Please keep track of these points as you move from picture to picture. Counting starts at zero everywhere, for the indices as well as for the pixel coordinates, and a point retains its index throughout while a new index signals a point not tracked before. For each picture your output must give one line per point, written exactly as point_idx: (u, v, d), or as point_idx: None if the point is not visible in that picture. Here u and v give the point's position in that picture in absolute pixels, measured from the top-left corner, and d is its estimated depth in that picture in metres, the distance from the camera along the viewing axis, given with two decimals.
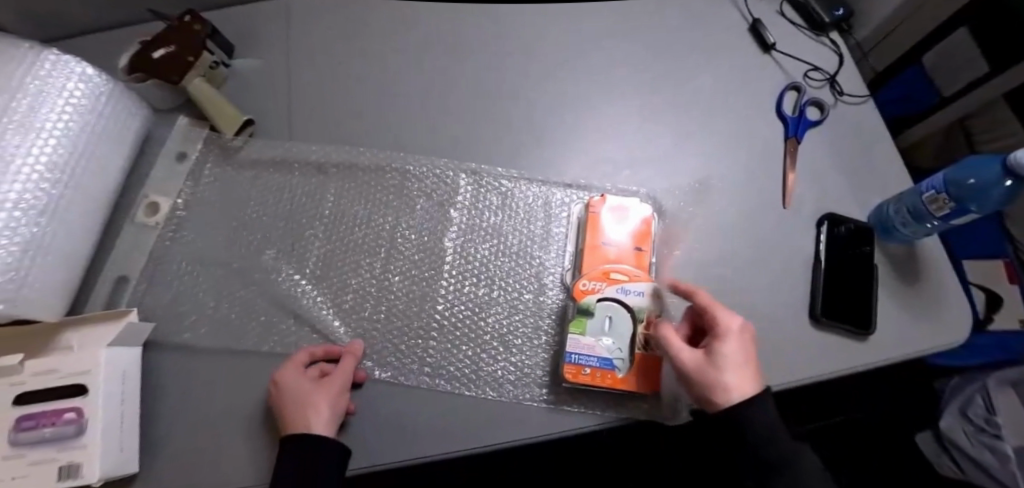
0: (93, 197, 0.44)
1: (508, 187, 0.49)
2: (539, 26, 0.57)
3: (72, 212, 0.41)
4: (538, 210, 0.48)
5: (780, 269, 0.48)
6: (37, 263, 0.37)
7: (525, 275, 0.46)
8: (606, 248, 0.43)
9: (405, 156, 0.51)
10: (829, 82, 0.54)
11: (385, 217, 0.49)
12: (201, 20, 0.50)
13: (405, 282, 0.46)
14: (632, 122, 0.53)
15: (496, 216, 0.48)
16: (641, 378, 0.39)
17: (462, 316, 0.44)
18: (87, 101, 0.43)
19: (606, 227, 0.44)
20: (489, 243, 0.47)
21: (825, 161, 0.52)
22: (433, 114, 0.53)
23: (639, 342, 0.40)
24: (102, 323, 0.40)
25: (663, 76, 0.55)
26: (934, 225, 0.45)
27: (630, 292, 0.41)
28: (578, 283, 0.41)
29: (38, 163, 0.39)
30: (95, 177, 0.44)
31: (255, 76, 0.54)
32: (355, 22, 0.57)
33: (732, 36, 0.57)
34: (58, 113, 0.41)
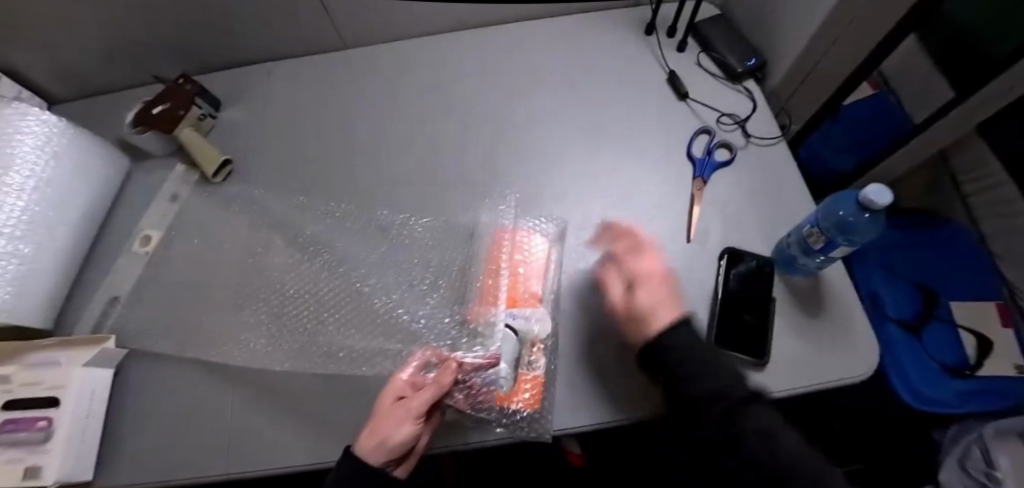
0: (72, 218, 0.53)
1: (430, 216, 0.55)
2: (481, 76, 0.64)
3: (55, 230, 0.51)
4: (455, 237, 0.54)
5: (681, 298, 0.50)
6: (19, 271, 0.47)
7: (445, 296, 0.51)
8: (504, 275, 0.50)
9: (346, 191, 0.58)
10: (739, 127, 0.58)
11: (327, 244, 0.56)
12: (192, 81, 0.61)
13: (337, 302, 0.52)
14: (552, 160, 0.58)
15: (420, 245, 0.54)
16: (525, 395, 0.43)
17: (380, 333, 0.49)
18: (49, 140, 0.50)
19: (512, 258, 0.51)
20: (412, 269, 0.53)
21: (733, 199, 0.55)
22: (374, 154, 0.60)
23: (524, 362, 0.45)
24: (85, 344, 0.48)
25: (588, 119, 0.61)
26: (824, 259, 0.47)
27: (516, 317, 0.47)
28: (473, 308, 0.49)
29: (10, 205, 0.46)
30: (71, 198, 0.52)
31: (234, 125, 0.64)
32: (322, 76, 0.66)
33: (652, 84, 0.62)
34: (27, 154, 0.48)
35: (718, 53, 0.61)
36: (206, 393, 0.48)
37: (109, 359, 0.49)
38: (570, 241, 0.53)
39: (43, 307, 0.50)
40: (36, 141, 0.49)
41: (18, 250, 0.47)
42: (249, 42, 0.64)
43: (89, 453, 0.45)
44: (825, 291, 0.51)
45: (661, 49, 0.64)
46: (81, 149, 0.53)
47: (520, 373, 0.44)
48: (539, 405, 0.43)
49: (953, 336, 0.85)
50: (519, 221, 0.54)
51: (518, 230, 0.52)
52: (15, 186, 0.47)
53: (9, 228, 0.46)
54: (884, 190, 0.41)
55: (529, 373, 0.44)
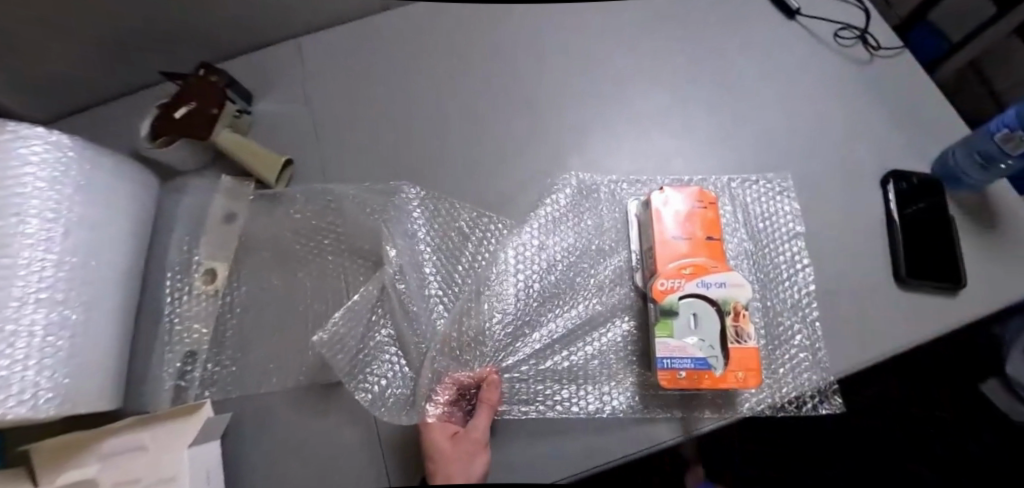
0: (109, 266, 0.41)
1: (555, 192, 0.48)
2: (558, 23, 0.55)
3: (91, 288, 0.38)
4: (589, 213, 0.47)
5: (850, 234, 0.46)
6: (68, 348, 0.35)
7: (602, 282, 0.44)
8: (676, 241, 0.41)
9: (443, 181, 0.48)
10: (861, 39, 0.53)
11: (442, 239, 0.46)
12: (217, 72, 0.49)
13: (476, 306, 0.43)
14: (666, 113, 0.51)
15: (552, 226, 0.47)
16: (740, 374, 0.37)
17: (539, 336, 0.43)
18: (56, 166, 0.37)
19: (681, 218, 0.42)
20: (551, 256, 0.46)
21: (871, 120, 0.51)
22: (461, 132, 0.50)
23: (731, 336, 0.38)
24: (176, 418, 0.38)
25: (692, 55, 0.53)
26: (1004, 168, 0.44)
27: (711, 285, 0.39)
28: (657, 283, 0.39)
29: (38, 261, 0.34)
30: (103, 239, 0.40)
31: (275, 120, 0.52)
32: (367, 47, 0.55)
33: (752, 9, 0.55)
34: (37, 192, 0.35)
35: None
36: (350, 443, 0.39)
37: (214, 433, 0.38)
38: (720, 199, 0.47)
39: (106, 385, 0.38)
40: (52, 172, 0.37)
41: (60, 319, 0.35)
42: (272, 18, 0.52)
43: None
44: (994, 204, 0.47)
45: None
46: (97, 175, 0.40)
47: (730, 348, 0.38)
48: (757, 381, 0.38)
49: None
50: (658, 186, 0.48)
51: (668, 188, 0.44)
52: (38, 235, 0.35)
53: (46, 291, 0.34)
54: None
55: (741, 346, 0.38)
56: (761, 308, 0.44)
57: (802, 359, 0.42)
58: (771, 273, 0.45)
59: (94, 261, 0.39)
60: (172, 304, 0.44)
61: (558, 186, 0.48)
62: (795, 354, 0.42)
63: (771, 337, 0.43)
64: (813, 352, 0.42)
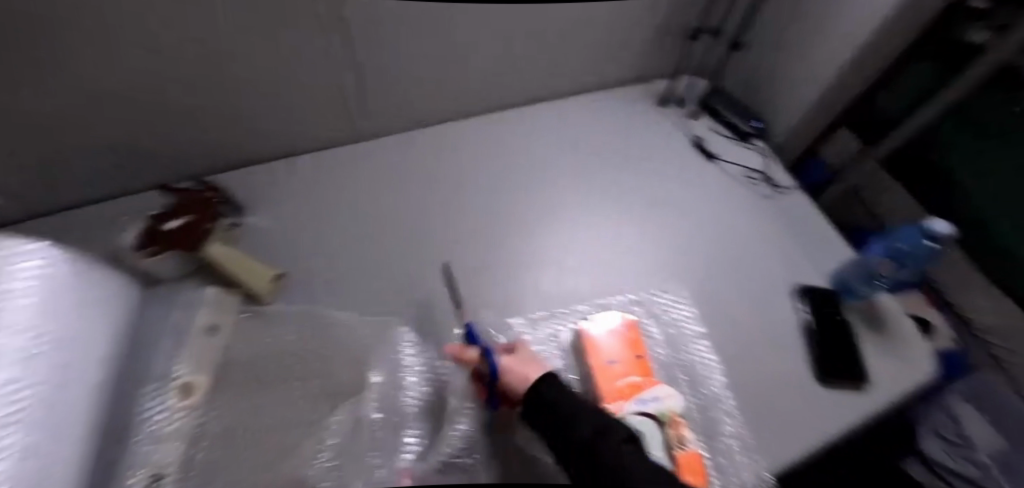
0: (79, 381, 0.39)
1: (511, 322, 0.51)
2: (525, 156, 0.66)
3: (60, 405, 0.37)
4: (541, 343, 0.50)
5: (770, 338, 0.55)
6: (41, 473, 0.33)
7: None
8: (611, 365, 0.45)
9: (425, 296, 0.53)
10: (764, 179, 0.67)
11: (417, 364, 0.48)
12: (213, 189, 0.54)
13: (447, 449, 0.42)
14: (617, 233, 0.60)
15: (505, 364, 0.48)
16: (690, 478, 0.40)
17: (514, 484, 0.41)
18: (56, 281, 0.40)
19: (612, 341, 0.47)
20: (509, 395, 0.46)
21: (778, 244, 0.63)
22: (440, 249, 0.56)
23: (674, 442, 0.41)
24: None
25: (636, 186, 0.65)
26: (882, 285, 0.56)
27: (648, 401, 0.43)
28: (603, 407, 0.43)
29: (15, 381, 0.33)
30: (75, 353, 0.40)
31: (264, 230, 0.55)
32: (359, 168, 0.62)
33: (683, 150, 0.68)
34: (27, 306, 0.36)
35: (728, 118, 0.70)
36: None
37: None
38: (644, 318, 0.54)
39: None
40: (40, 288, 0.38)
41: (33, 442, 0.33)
42: (272, 140, 0.58)
43: None
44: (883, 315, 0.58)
45: (680, 117, 0.71)
46: (90, 290, 0.44)
47: (678, 455, 0.41)
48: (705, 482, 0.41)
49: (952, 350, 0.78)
50: (613, 305, 0.54)
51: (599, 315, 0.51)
52: (20, 351, 0.34)
53: (18, 414, 0.33)
54: (946, 223, 0.50)
55: (686, 450, 0.41)
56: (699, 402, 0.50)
57: (734, 444, 0.47)
58: (696, 374, 0.52)
59: (65, 375, 0.38)
60: (143, 421, 0.43)
61: (528, 307, 0.53)
62: (727, 440, 0.47)
63: (721, 435, 0.47)
64: (743, 437, 0.47)
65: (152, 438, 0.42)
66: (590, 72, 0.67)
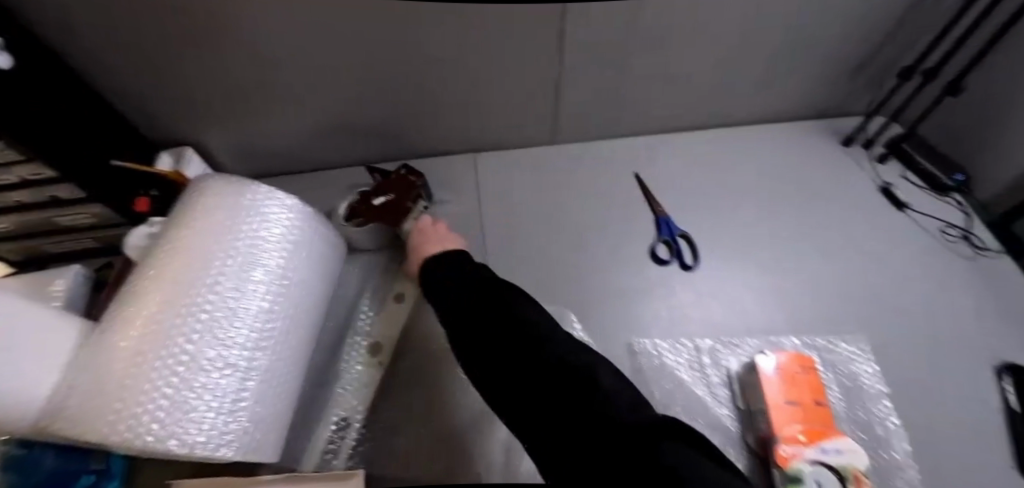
0: (305, 320, 0.47)
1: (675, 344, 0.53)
2: (691, 177, 0.65)
3: (288, 337, 0.45)
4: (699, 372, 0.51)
5: (964, 417, 0.49)
6: (260, 391, 0.41)
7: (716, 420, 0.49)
8: (789, 406, 0.44)
9: (594, 300, 0.56)
10: (965, 239, 0.60)
11: None
12: (415, 173, 0.58)
13: None
14: (784, 269, 0.58)
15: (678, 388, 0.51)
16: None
17: None
18: (292, 228, 0.46)
19: (785, 381, 0.45)
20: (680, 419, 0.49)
21: (979, 312, 0.56)
22: (604, 261, 0.58)
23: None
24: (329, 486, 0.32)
25: (805, 222, 0.62)
26: None
27: (830, 451, 0.41)
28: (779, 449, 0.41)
29: (249, 313, 0.41)
30: (304, 298, 0.47)
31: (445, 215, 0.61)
32: (530, 169, 0.65)
33: (863, 195, 0.63)
34: (271, 249, 0.44)
35: (925, 167, 0.64)
36: None
37: None
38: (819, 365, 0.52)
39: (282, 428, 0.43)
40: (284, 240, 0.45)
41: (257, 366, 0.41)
42: (461, 134, 0.64)
43: None
44: None
45: (864, 157, 0.66)
46: (315, 240, 0.49)
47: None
48: None
49: None
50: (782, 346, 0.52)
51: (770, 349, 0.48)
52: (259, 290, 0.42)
53: (245, 341, 0.40)
54: None
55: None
56: (876, 466, 0.47)
57: None
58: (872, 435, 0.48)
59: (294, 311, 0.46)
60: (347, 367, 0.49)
61: (695, 334, 0.53)
62: None
63: None
64: None
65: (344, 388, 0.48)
66: (774, 103, 0.65)
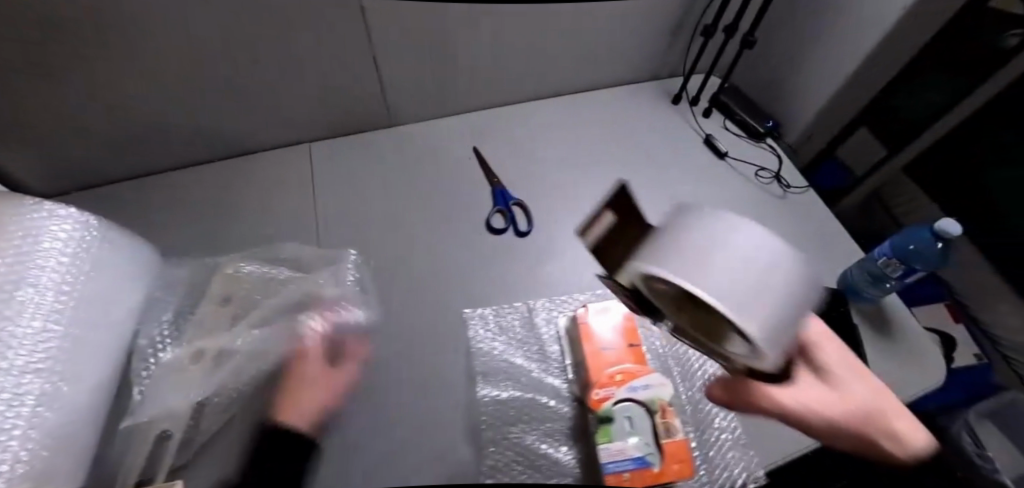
0: (101, 332, 0.42)
1: (505, 305, 0.52)
2: (533, 145, 0.67)
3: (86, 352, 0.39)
4: (528, 332, 0.50)
5: None
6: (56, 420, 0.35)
7: (537, 378, 0.47)
8: (604, 352, 0.45)
9: (428, 281, 0.54)
10: (776, 179, 0.66)
11: (420, 345, 0.50)
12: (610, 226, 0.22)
13: (477, 409, 0.45)
14: (619, 222, 0.61)
15: (512, 349, 0.49)
16: (676, 466, 0.40)
17: (516, 466, 0.42)
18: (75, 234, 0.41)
19: (602, 328, 0.47)
20: (510, 383, 0.46)
21: (788, 242, 0.62)
22: (442, 240, 0.58)
23: (663, 431, 0.41)
24: None
25: (639, 177, 0.65)
26: (891, 285, 0.54)
27: (639, 388, 0.43)
28: (593, 393, 0.43)
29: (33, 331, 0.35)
30: (100, 313, 0.42)
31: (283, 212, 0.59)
32: (377, 155, 0.65)
33: (691, 147, 0.68)
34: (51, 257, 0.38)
35: (741, 117, 0.70)
36: None
37: None
38: None
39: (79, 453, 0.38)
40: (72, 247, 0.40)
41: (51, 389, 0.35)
42: (291, 122, 0.61)
43: None
44: (890, 316, 0.57)
45: (690, 113, 0.71)
46: (110, 247, 0.45)
47: (665, 443, 0.41)
48: (692, 471, 0.40)
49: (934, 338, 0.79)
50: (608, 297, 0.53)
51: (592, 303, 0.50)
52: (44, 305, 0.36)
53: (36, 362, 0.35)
54: (955, 222, 0.47)
55: (674, 440, 0.41)
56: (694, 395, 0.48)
57: (725, 440, 0.45)
58: (689, 365, 0.49)
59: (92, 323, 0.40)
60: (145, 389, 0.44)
61: (531, 299, 0.53)
62: (719, 435, 0.46)
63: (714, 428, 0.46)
64: (734, 431, 0.46)
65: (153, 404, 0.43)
66: (602, 67, 0.69)
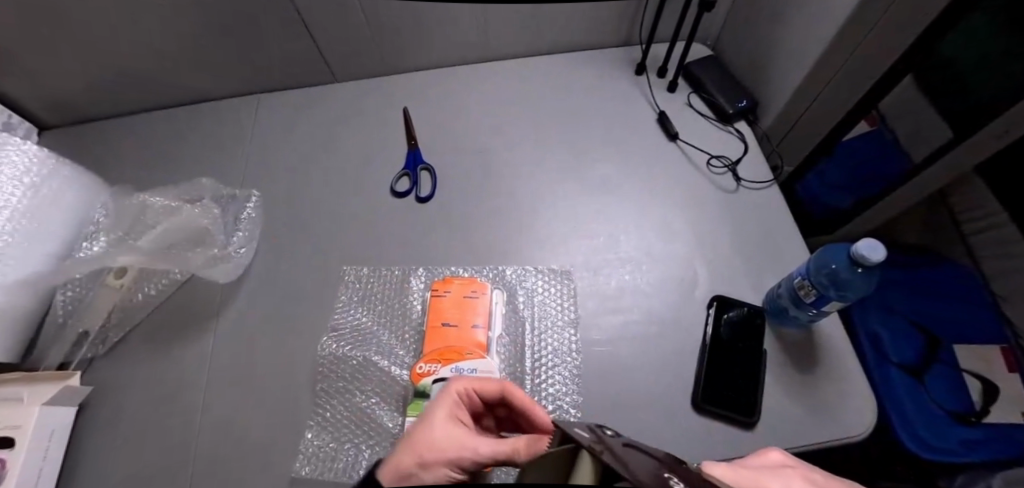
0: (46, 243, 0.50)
1: (383, 268, 0.53)
2: (468, 102, 0.63)
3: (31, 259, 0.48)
4: (394, 296, 0.51)
5: (666, 343, 0.49)
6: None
7: (385, 343, 0.49)
8: (446, 328, 0.46)
9: (320, 236, 0.56)
10: (730, 170, 0.58)
11: (296, 292, 0.53)
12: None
13: (320, 360, 0.48)
14: (534, 196, 0.57)
15: (371, 312, 0.51)
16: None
17: (339, 418, 0.45)
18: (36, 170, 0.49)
19: (452, 304, 0.47)
20: (358, 342, 0.49)
21: (721, 243, 0.54)
22: (346, 197, 0.58)
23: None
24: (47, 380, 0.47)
25: (571, 152, 0.60)
26: (815, 313, 0.45)
27: (462, 370, 0.43)
28: (416, 366, 0.44)
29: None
30: (46, 227, 0.50)
31: (212, 144, 0.62)
32: (312, 97, 0.65)
33: (641, 124, 0.61)
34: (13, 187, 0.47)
35: (710, 94, 0.61)
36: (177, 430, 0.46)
37: (74, 398, 0.47)
38: (515, 293, 0.51)
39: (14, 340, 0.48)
40: (14, 171, 0.47)
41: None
42: None
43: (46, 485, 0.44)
44: (818, 342, 0.49)
45: (650, 86, 0.63)
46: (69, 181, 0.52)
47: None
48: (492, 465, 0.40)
49: (956, 379, 0.74)
50: (485, 276, 0.52)
51: (458, 279, 0.50)
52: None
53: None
54: (876, 244, 0.39)
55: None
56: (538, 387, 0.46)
57: None
58: (541, 357, 0.47)
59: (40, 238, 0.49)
60: (73, 290, 0.51)
61: (414, 265, 0.53)
62: None
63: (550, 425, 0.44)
64: None
65: (78, 309, 0.51)
66: (552, 28, 0.62)
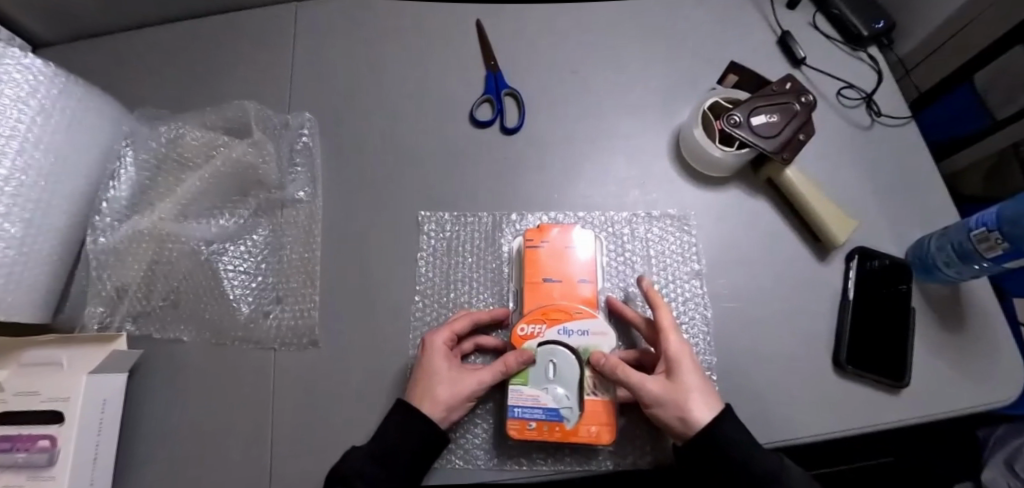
0: (62, 181, 0.41)
1: (469, 213, 0.46)
2: (555, 18, 0.53)
3: (46, 200, 0.39)
4: (485, 245, 0.44)
5: (802, 300, 0.43)
6: (6, 264, 0.36)
7: (480, 299, 0.43)
8: (549, 284, 0.39)
9: (391, 175, 0.47)
10: (865, 102, 0.50)
11: (369, 240, 0.45)
12: (799, 89, 0.44)
13: (409, 321, 0.42)
14: (641, 130, 0.49)
15: (458, 265, 0.44)
16: (593, 429, 0.35)
17: None
18: (38, 86, 0.38)
19: (549, 257, 0.40)
20: (449, 300, 0.43)
21: (859, 188, 0.47)
22: (415, 129, 0.49)
23: (588, 386, 0.36)
24: (90, 342, 0.39)
25: (681, 78, 0.50)
26: (985, 267, 0.40)
27: (572, 332, 0.37)
28: (517, 329, 0.37)
29: None
30: (60, 161, 0.41)
31: (248, 68, 0.51)
32: (362, 9, 0.53)
33: (761, 48, 0.51)
34: (11, 109, 0.36)
35: (841, 11, 0.52)
36: (249, 400, 0.40)
37: (123, 365, 0.40)
38: (627, 243, 0.45)
39: (42, 298, 0.40)
40: (17, 92, 0.37)
41: (14, 235, 0.36)
42: None
43: (107, 461, 0.38)
44: (965, 298, 0.44)
45: (769, 4, 0.53)
46: (80, 103, 0.42)
47: (587, 401, 0.35)
48: (612, 438, 0.35)
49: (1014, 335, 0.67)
50: (589, 224, 0.45)
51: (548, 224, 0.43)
52: None
53: None
54: None
55: (594, 398, 0.35)
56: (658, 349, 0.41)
57: None
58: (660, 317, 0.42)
59: (50, 177, 0.39)
60: (106, 240, 0.43)
61: (507, 211, 0.46)
62: None
63: None
64: None
65: (113, 262, 0.43)
66: None
